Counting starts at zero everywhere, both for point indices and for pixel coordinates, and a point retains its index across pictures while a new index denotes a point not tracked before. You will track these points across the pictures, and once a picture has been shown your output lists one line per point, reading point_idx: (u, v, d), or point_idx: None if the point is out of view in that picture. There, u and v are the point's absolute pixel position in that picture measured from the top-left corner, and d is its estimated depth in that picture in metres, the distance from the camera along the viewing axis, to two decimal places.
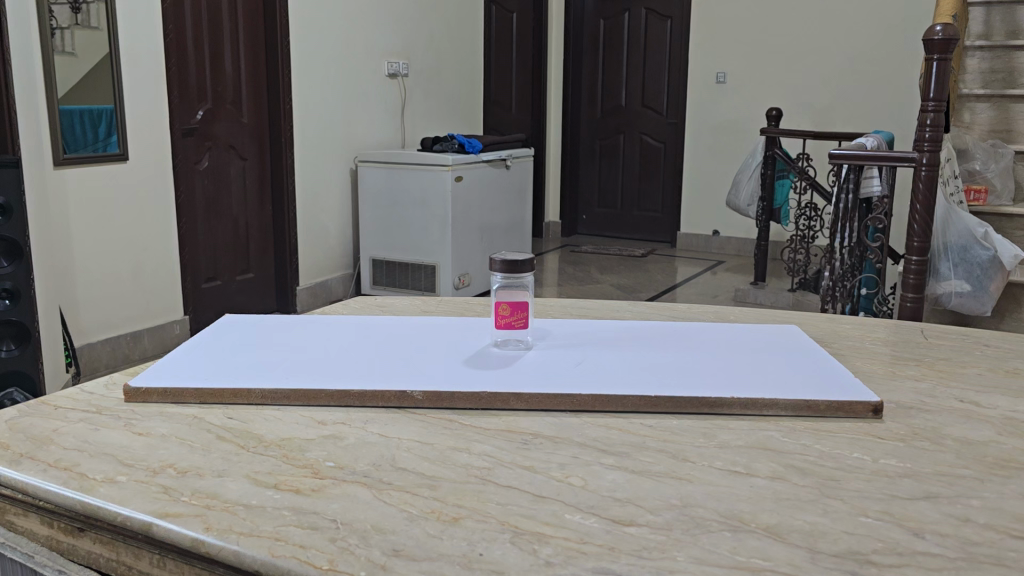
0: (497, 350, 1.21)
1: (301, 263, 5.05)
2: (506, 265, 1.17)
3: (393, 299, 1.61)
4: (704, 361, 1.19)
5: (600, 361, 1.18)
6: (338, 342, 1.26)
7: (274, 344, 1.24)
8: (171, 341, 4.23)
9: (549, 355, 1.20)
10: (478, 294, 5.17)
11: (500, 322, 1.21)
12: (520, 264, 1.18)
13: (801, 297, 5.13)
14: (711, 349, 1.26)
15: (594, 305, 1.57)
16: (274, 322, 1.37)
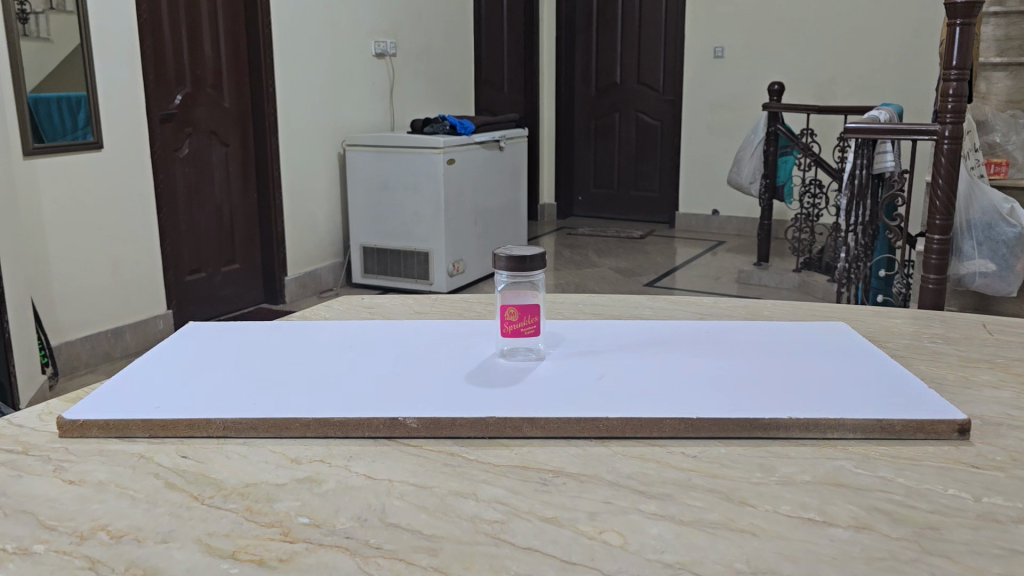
0: (505, 362, 1.03)
1: (290, 252, 4.85)
2: (513, 262, 1.00)
3: (383, 297, 1.44)
4: (747, 372, 1.02)
5: (626, 373, 1.00)
6: (317, 355, 1.08)
7: (243, 360, 1.06)
8: (154, 337, 4.05)
9: (565, 367, 1.02)
10: (473, 280, 4.99)
11: (506, 328, 1.03)
12: (529, 260, 1.00)
13: (807, 278, 4.96)
14: (752, 356, 1.08)
15: (608, 301, 1.39)
16: (246, 331, 1.19)
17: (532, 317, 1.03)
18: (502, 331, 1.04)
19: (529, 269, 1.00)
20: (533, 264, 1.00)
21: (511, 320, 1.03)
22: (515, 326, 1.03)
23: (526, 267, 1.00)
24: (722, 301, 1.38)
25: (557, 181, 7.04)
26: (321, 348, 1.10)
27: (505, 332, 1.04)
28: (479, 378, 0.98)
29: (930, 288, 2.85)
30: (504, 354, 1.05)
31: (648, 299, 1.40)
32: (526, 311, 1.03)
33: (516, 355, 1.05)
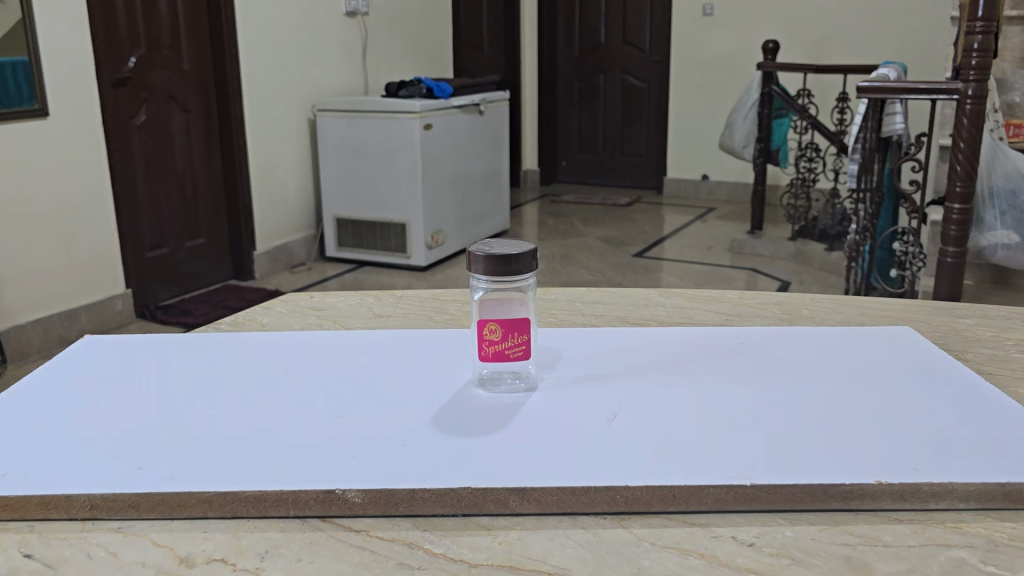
0: (486, 400, 0.78)
1: (260, 223, 4.55)
2: (497, 259, 0.76)
3: (338, 295, 1.19)
4: (805, 404, 0.78)
5: (645, 411, 0.75)
6: (239, 384, 0.82)
7: (143, 395, 0.81)
8: (112, 319, 3.76)
9: (566, 401, 0.77)
10: (453, 253, 4.73)
11: (485, 352, 0.78)
12: (516, 260, 0.76)
13: (804, 247, 4.73)
14: (807, 380, 0.84)
15: (610, 299, 1.15)
16: (156, 350, 0.93)
17: (521, 334, 0.79)
18: (481, 357, 0.78)
19: (517, 272, 0.77)
20: (522, 264, 0.77)
21: (492, 338, 0.78)
22: (498, 347, 0.78)
23: (515, 267, 0.77)
24: (749, 299, 1.14)
25: (540, 146, 6.74)
26: (247, 376, 0.85)
27: (483, 356, 0.79)
28: (449, 421, 0.73)
29: (948, 263, 2.61)
30: (482, 390, 0.80)
31: (659, 295, 1.16)
32: (511, 328, 0.78)
33: (498, 390, 0.79)
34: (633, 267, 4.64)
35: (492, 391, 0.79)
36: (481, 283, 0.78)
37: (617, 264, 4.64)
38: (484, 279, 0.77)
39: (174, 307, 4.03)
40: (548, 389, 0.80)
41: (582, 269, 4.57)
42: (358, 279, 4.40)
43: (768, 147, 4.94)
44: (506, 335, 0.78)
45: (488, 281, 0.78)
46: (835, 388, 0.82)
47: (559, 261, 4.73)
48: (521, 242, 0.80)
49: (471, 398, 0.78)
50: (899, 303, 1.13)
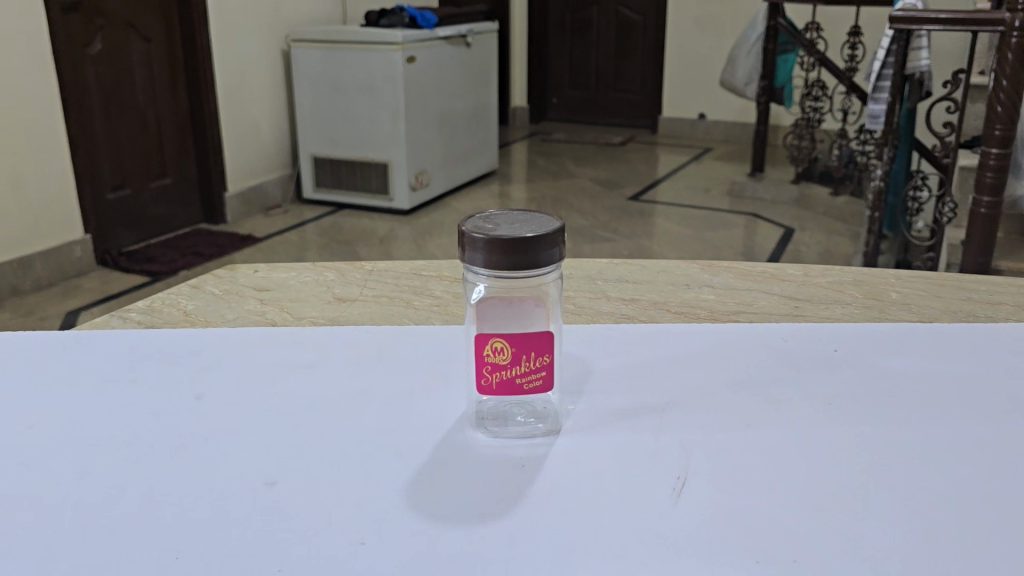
0: (489, 450, 0.54)
1: (231, 162, 4.23)
2: (508, 243, 0.51)
3: (289, 269, 0.94)
4: (947, 457, 0.53)
5: (723, 469, 0.52)
6: (140, 421, 0.58)
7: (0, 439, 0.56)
8: (71, 266, 3.44)
9: (606, 453, 0.54)
10: (437, 194, 4.43)
11: (487, 379, 0.53)
12: (537, 246, 0.51)
13: (807, 191, 4.42)
14: (936, 408, 0.59)
15: (639, 276, 0.90)
16: (34, 358, 0.68)
17: (546, 351, 0.53)
18: (479, 389, 0.54)
19: (535, 266, 0.51)
20: (544, 250, 0.51)
21: (499, 357, 0.53)
22: (508, 371, 0.53)
23: (537, 254, 0.51)
24: (818, 276, 0.90)
25: (529, 81, 6.38)
26: (145, 408, 0.60)
27: (486, 385, 0.54)
28: (436, 496, 0.49)
29: (981, 215, 2.29)
30: (483, 433, 0.56)
31: (702, 272, 0.91)
32: (525, 345, 0.53)
33: (506, 433, 0.55)
34: (627, 211, 4.36)
35: (497, 433, 0.55)
36: (487, 278, 0.53)
37: (611, 208, 4.37)
38: (490, 275, 0.52)
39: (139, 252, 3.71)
40: (575, 432, 0.56)
41: (575, 214, 4.28)
42: (336, 223, 4.11)
43: (772, 84, 4.64)
44: (522, 354, 0.53)
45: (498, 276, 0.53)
46: (981, 417, 0.58)
47: (550, 204, 4.44)
48: (542, 217, 0.55)
49: (467, 446, 0.55)
50: (1010, 284, 0.88)
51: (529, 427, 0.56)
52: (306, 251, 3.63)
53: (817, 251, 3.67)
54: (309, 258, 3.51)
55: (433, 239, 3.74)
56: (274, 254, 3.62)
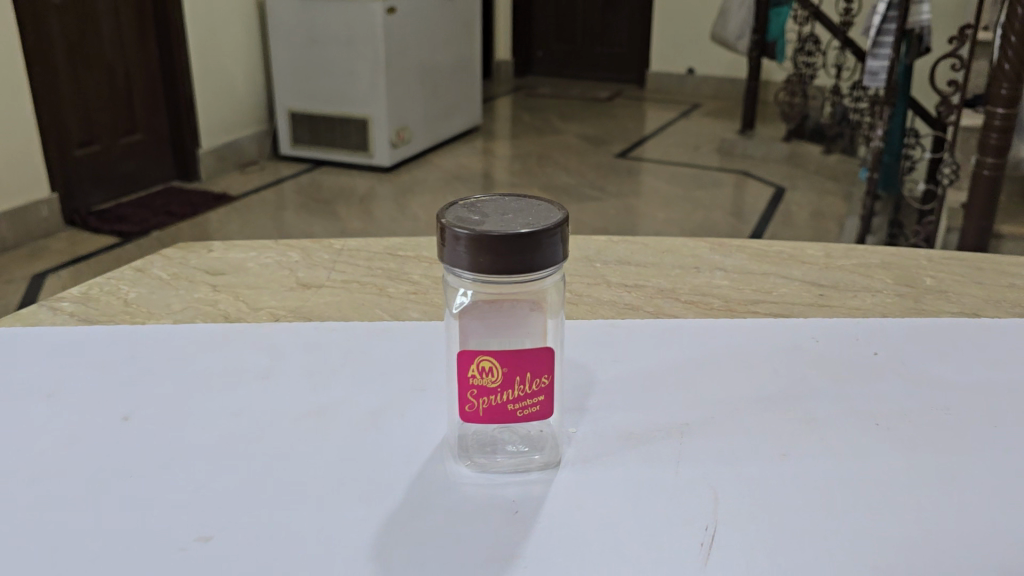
0: (475, 491, 0.45)
1: (204, 118, 4.00)
2: (499, 241, 0.40)
3: (250, 247, 0.84)
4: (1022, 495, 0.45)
5: (764, 514, 0.43)
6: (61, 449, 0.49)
7: None
8: (38, 227, 3.22)
9: (621, 492, 0.44)
10: (419, 151, 4.29)
11: (474, 406, 0.44)
12: (536, 243, 0.41)
13: (799, 148, 4.31)
14: (1001, 427, 0.50)
15: (643, 256, 0.81)
16: None
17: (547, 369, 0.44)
18: (463, 417, 0.44)
19: (530, 270, 0.41)
20: (543, 249, 0.41)
21: (489, 378, 0.43)
22: (501, 396, 0.44)
23: (538, 251, 0.41)
24: (841, 258, 0.80)
25: (514, 33, 6.19)
26: (62, 433, 0.50)
27: (473, 414, 0.44)
28: (410, 552, 0.40)
29: (983, 177, 2.15)
30: (467, 467, 0.46)
31: (712, 253, 0.82)
32: (520, 365, 0.43)
33: (496, 467, 0.46)
34: (614, 169, 4.23)
35: (485, 467, 0.46)
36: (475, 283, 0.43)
37: (598, 166, 4.25)
38: (482, 281, 0.42)
39: (110, 212, 3.49)
40: (576, 467, 0.46)
41: (561, 171, 4.15)
42: (313, 180, 3.96)
43: (764, 38, 4.50)
44: (518, 374, 0.43)
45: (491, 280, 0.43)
46: None
47: (534, 161, 4.30)
48: (541, 205, 0.45)
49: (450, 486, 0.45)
50: None
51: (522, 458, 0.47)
52: (282, 210, 3.48)
53: (809, 210, 3.58)
54: (286, 217, 3.37)
55: (414, 198, 3.61)
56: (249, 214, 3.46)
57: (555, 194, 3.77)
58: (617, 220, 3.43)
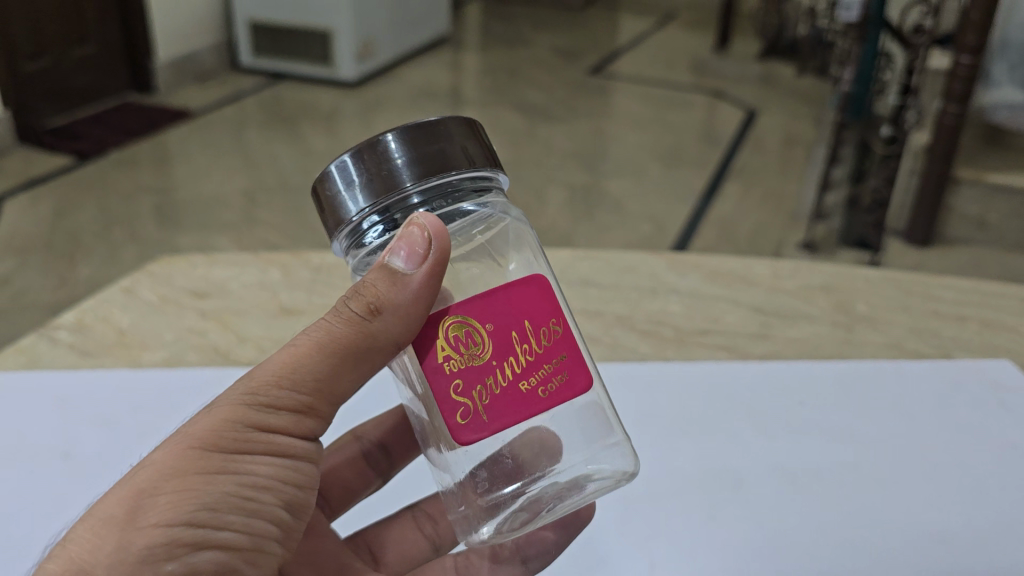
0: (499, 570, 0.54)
1: (170, 19, 3.31)
2: (412, 132, 0.46)
3: (231, 263, 0.91)
4: (903, 559, 0.56)
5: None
6: None
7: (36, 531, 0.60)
8: None
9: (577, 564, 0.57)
10: (385, 64, 4.16)
11: (467, 415, 0.45)
12: (398, 134, 0.46)
13: (772, 70, 4.24)
14: (891, 480, 0.62)
15: (603, 276, 0.87)
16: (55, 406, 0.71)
17: (530, 327, 0.46)
18: (459, 442, 0.46)
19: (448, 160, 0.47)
20: (441, 136, 0.47)
21: (469, 375, 0.45)
22: (495, 387, 0.46)
23: (426, 136, 0.47)
24: (785, 278, 0.87)
25: None
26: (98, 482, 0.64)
27: (470, 426, 0.45)
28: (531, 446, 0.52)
29: (946, 124, 2.08)
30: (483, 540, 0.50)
31: (668, 272, 0.88)
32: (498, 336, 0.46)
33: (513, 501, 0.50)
34: (585, 86, 4.14)
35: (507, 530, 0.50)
36: (380, 219, 0.48)
37: (569, 82, 4.18)
38: (368, 201, 0.46)
39: (67, 132, 2.86)
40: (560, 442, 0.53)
41: (530, 87, 4.08)
42: (275, 85, 3.52)
43: None
44: (505, 354, 0.45)
45: (395, 209, 0.47)
46: (934, 490, 0.61)
47: (505, 78, 4.20)
48: None
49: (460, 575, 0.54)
50: (978, 290, 0.86)
51: (521, 477, 0.51)
52: (246, 124, 3.11)
53: (779, 134, 3.57)
54: (249, 132, 3.05)
55: (381, 104, 3.44)
56: (207, 125, 3.08)
57: (527, 114, 3.71)
58: (589, 144, 3.42)
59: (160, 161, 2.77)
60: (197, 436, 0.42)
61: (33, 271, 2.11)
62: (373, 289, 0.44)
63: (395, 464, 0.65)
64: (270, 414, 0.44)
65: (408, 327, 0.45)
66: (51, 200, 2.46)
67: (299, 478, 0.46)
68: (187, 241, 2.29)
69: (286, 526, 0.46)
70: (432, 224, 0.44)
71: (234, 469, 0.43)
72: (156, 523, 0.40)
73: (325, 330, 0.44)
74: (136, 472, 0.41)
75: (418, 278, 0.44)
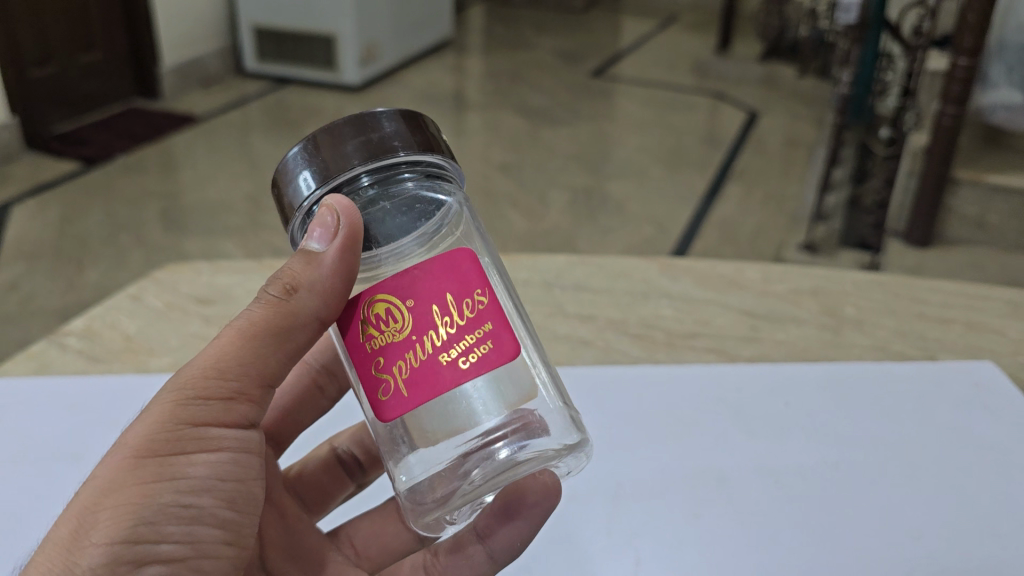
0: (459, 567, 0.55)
1: (176, 25, 3.33)
2: (342, 126, 0.48)
3: (234, 270, 0.93)
4: (877, 552, 0.58)
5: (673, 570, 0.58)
6: None
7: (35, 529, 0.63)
8: None
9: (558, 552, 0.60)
10: (389, 68, 4.19)
11: (389, 392, 0.48)
12: (340, 123, 0.49)
13: (774, 71, 4.26)
14: (875, 479, 0.64)
15: (598, 281, 0.89)
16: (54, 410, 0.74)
17: (451, 300, 0.48)
18: (383, 419, 0.48)
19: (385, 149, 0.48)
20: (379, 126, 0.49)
21: (390, 349, 0.48)
22: (413, 361, 0.47)
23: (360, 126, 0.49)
24: (775, 282, 0.89)
25: None
26: None
27: (393, 402, 0.48)
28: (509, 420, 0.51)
29: (943, 126, 2.08)
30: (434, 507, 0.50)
31: (662, 277, 0.90)
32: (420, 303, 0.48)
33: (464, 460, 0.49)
34: (588, 88, 4.16)
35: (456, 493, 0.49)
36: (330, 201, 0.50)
37: (572, 85, 4.19)
38: (317, 185, 0.48)
39: (73, 138, 2.89)
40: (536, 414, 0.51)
41: (533, 90, 4.10)
42: (280, 90, 3.54)
43: None
44: (425, 327, 0.47)
45: (343, 190, 0.50)
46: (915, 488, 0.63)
47: (509, 81, 4.22)
48: None
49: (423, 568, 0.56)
50: (964, 292, 0.87)
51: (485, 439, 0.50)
52: (250, 129, 3.13)
53: (782, 135, 3.58)
54: (254, 137, 3.07)
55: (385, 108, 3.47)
56: (212, 130, 3.10)
57: (530, 117, 3.73)
58: (592, 147, 3.44)
59: (166, 166, 2.80)
60: (131, 446, 0.44)
61: (41, 276, 2.14)
62: (291, 272, 0.49)
63: (370, 471, 0.70)
64: (201, 416, 0.46)
65: (330, 302, 0.49)
66: (58, 206, 2.49)
67: (237, 474, 0.49)
68: (194, 246, 2.32)
69: (231, 519, 0.49)
70: (340, 204, 0.48)
71: (172, 475, 0.45)
72: (99, 541, 0.42)
73: (247, 318, 0.48)
74: (80, 492, 0.44)
75: (332, 253, 0.48)
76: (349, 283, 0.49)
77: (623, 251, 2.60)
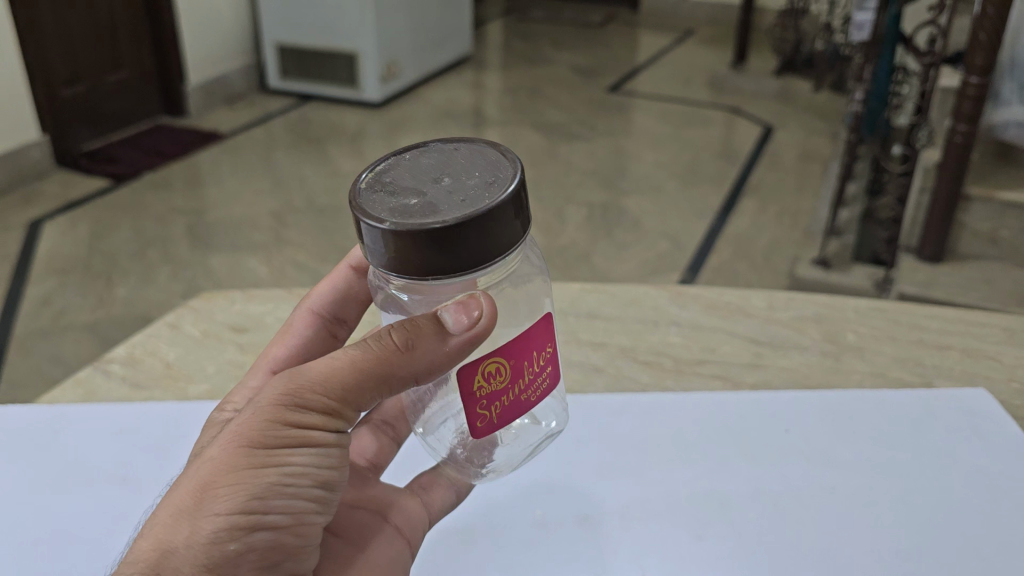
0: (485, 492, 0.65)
1: (200, 45, 3.41)
2: (471, 230, 0.48)
3: (266, 297, 0.99)
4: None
5: None
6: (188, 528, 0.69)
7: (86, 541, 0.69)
8: (27, 170, 2.74)
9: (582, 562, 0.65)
10: (408, 84, 4.25)
11: (483, 420, 0.55)
12: (466, 229, 0.48)
13: (791, 85, 4.28)
14: (866, 505, 0.68)
15: (610, 309, 0.94)
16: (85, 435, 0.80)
17: (538, 354, 0.56)
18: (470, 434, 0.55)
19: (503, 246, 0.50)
20: (501, 231, 0.49)
21: (494, 393, 0.54)
22: (505, 401, 0.55)
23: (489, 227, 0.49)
24: (781, 309, 0.93)
25: None
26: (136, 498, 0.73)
27: (482, 426, 0.55)
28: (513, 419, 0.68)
29: (956, 143, 2.08)
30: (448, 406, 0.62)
31: (671, 304, 0.94)
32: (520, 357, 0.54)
33: None
34: (605, 104, 4.20)
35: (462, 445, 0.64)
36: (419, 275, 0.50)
37: (589, 100, 4.24)
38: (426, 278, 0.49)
39: (102, 156, 2.97)
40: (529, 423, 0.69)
41: (550, 106, 4.15)
42: (301, 108, 3.61)
43: None
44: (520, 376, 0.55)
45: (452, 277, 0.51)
46: (907, 516, 0.67)
47: (526, 97, 4.27)
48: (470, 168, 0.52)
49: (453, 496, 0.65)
50: (962, 321, 0.91)
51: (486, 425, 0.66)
52: (273, 146, 3.20)
53: (797, 150, 3.60)
54: (276, 154, 3.14)
55: (404, 125, 3.53)
56: (236, 148, 3.18)
57: (548, 133, 3.78)
58: (607, 163, 3.48)
59: (192, 184, 2.87)
60: (242, 435, 0.50)
61: (73, 291, 2.21)
62: (415, 328, 0.52)
63: None
64: (304, 414, 0.51)
65: (437, 366, 0.52)
66: (88, 222, 2.57)
67: (335, 467, 0.54)
68: (218, 262, 2.38)
69: (331, 499, 0.54)
70: (488, 309, 0.52)
71: (274, 461, 0.50)
72: (218, 512, 0.48)
73: (361, 354, 0.52)
74: (198, 470, 0.50)
75: (458, 342, 0.52)
76: (451, 362, 0.52)
77: (637, 267, 2.64)
